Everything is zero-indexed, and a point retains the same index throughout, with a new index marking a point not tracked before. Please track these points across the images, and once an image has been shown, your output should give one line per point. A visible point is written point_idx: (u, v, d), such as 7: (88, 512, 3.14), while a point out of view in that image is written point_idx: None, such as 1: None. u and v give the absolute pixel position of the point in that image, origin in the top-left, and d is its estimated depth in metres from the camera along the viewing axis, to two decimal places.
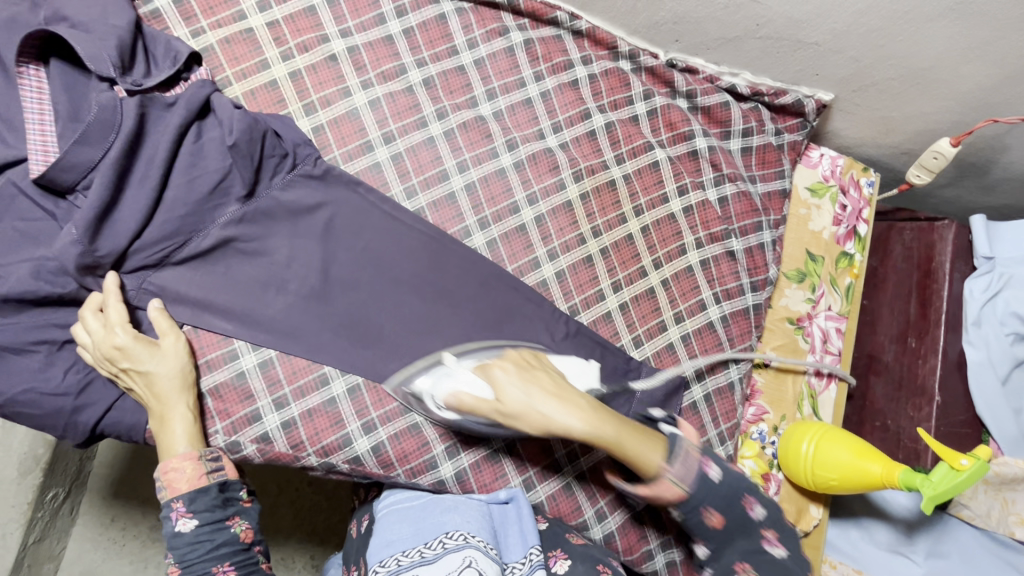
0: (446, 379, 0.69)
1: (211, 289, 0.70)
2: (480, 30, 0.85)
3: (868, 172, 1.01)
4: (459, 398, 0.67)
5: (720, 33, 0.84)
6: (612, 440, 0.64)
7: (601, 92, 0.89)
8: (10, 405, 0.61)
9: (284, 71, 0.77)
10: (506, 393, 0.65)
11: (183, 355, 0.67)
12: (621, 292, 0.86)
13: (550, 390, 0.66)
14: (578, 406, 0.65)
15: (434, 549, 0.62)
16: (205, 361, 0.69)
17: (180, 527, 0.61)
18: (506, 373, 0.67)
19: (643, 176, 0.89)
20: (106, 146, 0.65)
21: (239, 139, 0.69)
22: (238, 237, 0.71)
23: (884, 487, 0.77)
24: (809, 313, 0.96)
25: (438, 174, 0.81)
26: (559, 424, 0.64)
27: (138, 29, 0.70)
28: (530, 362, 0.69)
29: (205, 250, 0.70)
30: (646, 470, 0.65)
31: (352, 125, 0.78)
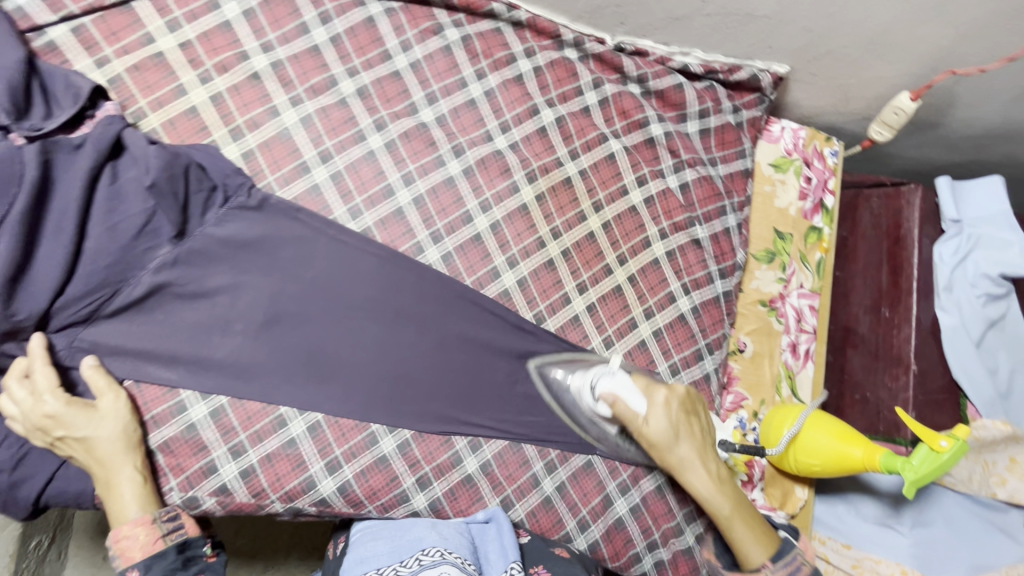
0: (608, 378, 0.75)
1: (149, 339, 0.66)
2: (412, 30, 0.79)
3: (831, 141, 0.98)
4: (617, 402, 0.74)
5: (665, 12, 0.80)
6: (727, 511, 0.73)
7: (548, 84, 0.85)
8: None
9: (203, 96, 0.71)
10: (653, 420, 0.73)
11: (125, 414, 0.63)
12: (587, 294, 0.83)
13: (696, 443, 0.75)
14: (712, 468, 0.74)
15: (409, 566, 0.62)
16: (151, 417, 0.65)
17: None
18: (671, 408, 0.74)
19: (600, 169, 0.85)
20: (9, 201, 0.60)
21: (157, 177, 0.64)
22: (172, 281, 0.67)
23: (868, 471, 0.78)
24: (781, 293, 0.94)
25: (382, 191, 0.76)
26: (689, 472, 0.74)
27: (32, 66, 0.64)
28: (696, 409, 0.77)
29: (137, 300, 0.66)
30: (746, 555, 0.73)
31: (284, 147, 0.73)
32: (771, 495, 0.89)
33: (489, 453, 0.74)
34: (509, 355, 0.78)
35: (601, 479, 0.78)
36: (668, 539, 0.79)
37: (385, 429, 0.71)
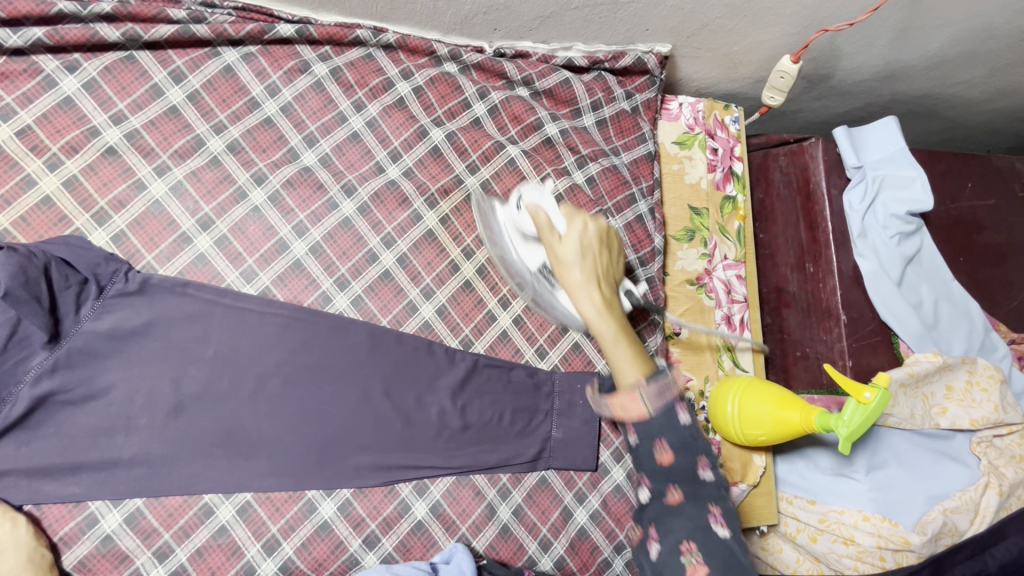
0: (536, 193, 0.70)
1: (41, 457, 0.61)
2: (276, 73, 0.75)
3: (730, 108, 0.98)
4: (537, 213, 0.67)
5: (534, 12, 0.78)
6: (608, 331, 0.62)
7: (432, 103, 0.82)
8: None
9: (55, 183, 0.66)
10: (564, 239, 0.65)
11: (25, 541, 0.57)
12: (511, 308, 0.81)
13: (604, 278, 0.64)
14: (604, 293, 0.63)
15: None
16: (60, 537, 0.60)
17: None
18: (586, 236, 0.65)
19: (502, 179, 0.83)
20: None
21: (10, 284, 0.57)
22: (56, 390, 0.61)
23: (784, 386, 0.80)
24: (707, 269, 0.94)
25: (275, 247, 0.72)
26: (578, 291, 0.63)
27: None
28: (612, 251, 0.67)
29: (19, 418, 0.60)
30: (620, 372, 0.60)
31: (158, 222, 0.69)
32: (731, 470, 0.89)
33: (437, 493, 0.72)
34: (441, 389, 0.75)
35: (557, 493, 0.77)
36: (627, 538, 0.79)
37: (323, 493, 0.68)
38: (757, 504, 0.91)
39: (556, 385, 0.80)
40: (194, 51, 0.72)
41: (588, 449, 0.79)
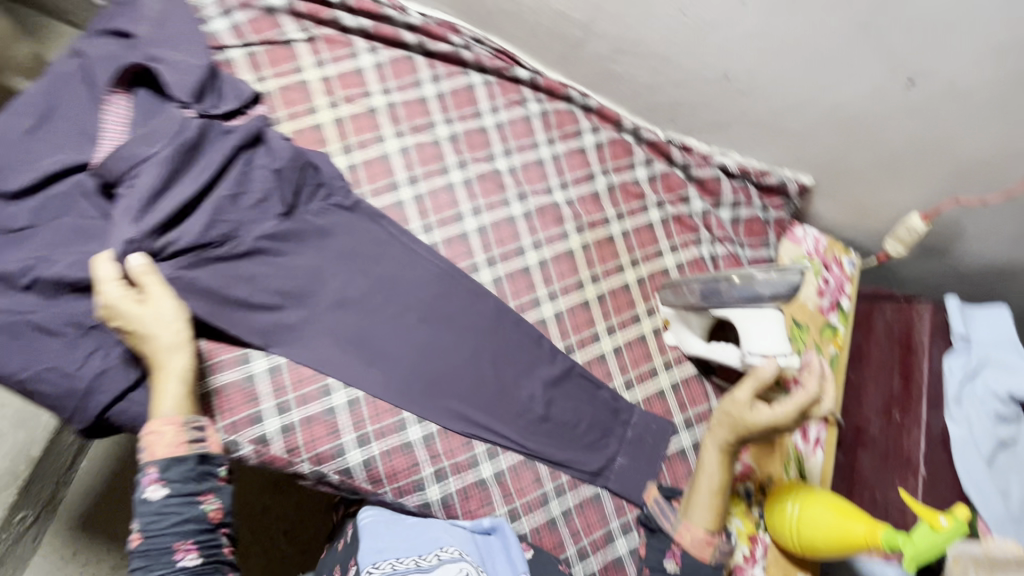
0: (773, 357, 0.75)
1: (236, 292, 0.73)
2: (502, 99, 0.97)
3: (848, 252, 1.09)
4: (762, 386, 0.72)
5: (711, 117, 0.95)
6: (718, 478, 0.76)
7: (605, 157, 1.00)
8: (31, 382, 0.65)
9: (330, 117, 0.89)
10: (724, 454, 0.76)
11: (182, 318, 0.66)
12: (615, 336, 0.91)
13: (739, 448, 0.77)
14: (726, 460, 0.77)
15: (430, 561, 0.66)
16: (219, 360, 0.73)
17: (150, 493, 0.62)
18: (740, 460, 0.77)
19: (640, 233, 0.97)
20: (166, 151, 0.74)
21: (285, 165, 0.79)
22: (267, 249, 0.78)
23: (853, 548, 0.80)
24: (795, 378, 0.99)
25: (453, 216, 0.89)
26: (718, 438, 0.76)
27: (213, 71, 0.82)
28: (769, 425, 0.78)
29: (235, 256, 0.76)
30: (696, 510, 0.76)
31: (382, 167, 0.89)
32: None
33: (505, 464, 0.78)
34: (537, 377, 0.85)
35: (606, 512, 0.80)
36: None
37: (414, 419, 0.77)
38: None
39: (633, 417, 0.85)
40: (454, 67, 0.96)
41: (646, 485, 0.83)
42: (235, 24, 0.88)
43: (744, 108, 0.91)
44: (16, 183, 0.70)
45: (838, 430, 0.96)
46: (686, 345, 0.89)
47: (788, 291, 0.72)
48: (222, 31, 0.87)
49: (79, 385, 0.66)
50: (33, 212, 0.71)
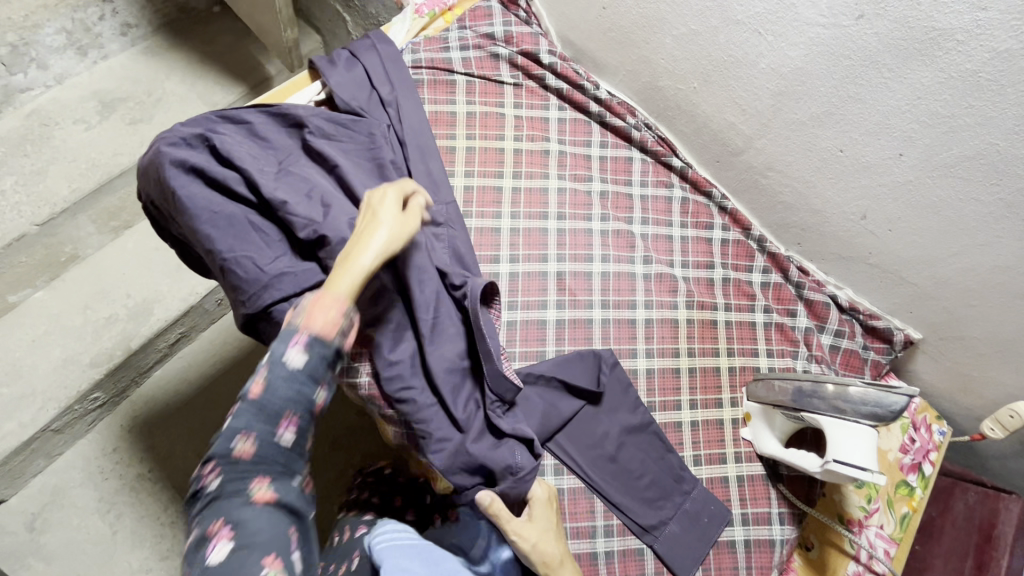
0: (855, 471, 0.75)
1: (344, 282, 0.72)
2: (652, 178, 1.10)
3: (940, 420, 1.08)
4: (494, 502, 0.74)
5: (837, 250, 1.03)
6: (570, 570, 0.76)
7: (727, 254, 1.08)
8: (229, 262, 0.77)
9: (512, 146, 1.05)
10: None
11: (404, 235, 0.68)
12: (695, 411, 0.94)
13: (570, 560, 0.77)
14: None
15: None
16: None
17: (285, 436, 0.59)
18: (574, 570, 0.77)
19: (741, 328, 1.03)
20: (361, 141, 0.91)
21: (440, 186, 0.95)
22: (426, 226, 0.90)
23: None
24: (861, 522, 0.94)
25: (585, 255, 1.00)
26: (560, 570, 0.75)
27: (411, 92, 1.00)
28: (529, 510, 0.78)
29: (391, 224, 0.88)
30: None
31: (539, 197, 1.02)
32: None
33: (567, 484, 0.85)
34: (614, 422, 0.89)
35: (644, 569, 0.82)
36: None
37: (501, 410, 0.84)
38: None
39: (696, 490, 0.87)
40: (621, 142, 1.11)
41: (691, 561, 0.83)
42: (466, 57, 1.08)
43: (873, 249, 0.98)
44: (265, 119, 0.89)
45: None
46: (760, 443, 0.91)
47: (887, 413, 0.75)
48: (455, 59, 1.07)
49: (262, 279, 0.78)
50: (281, 143, 0.88)
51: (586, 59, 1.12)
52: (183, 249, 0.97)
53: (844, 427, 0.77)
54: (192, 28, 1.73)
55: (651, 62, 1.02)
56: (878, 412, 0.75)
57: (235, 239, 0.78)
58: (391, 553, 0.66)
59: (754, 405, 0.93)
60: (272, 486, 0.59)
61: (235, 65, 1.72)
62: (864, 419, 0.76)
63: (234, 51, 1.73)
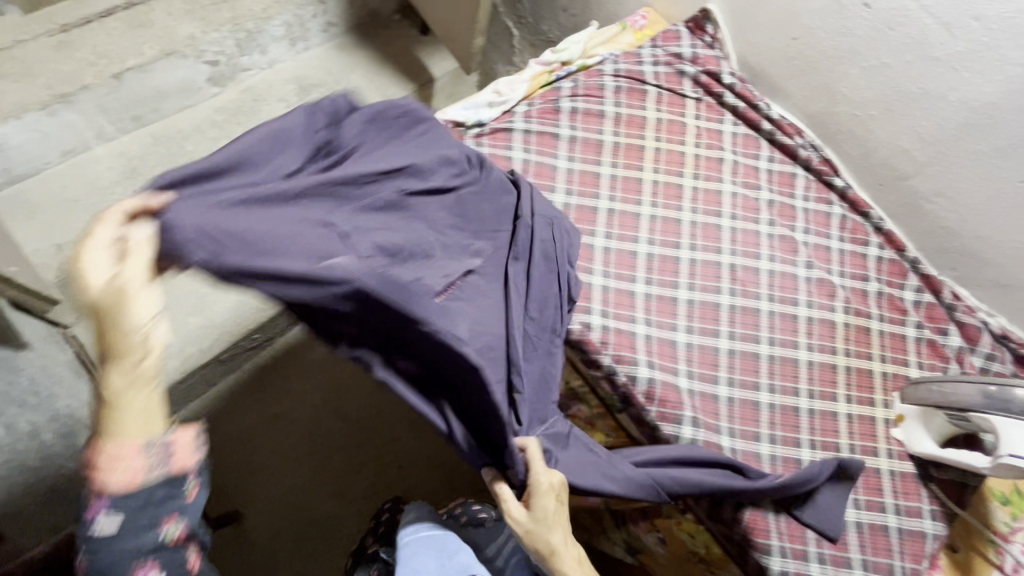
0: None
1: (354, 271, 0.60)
2: (814, 193, 1.19)
3: None
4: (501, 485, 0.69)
5: (996, 277, 1.10)
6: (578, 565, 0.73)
7: (882, 270, 1.16)
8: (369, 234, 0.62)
9: (691, 151, 1.18)
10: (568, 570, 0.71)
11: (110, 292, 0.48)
12: (850, 405, 1.02)
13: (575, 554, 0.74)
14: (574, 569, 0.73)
15: None
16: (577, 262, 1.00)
17: (97, 527, 0.51)
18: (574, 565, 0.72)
19: (893, 338, 1.10)
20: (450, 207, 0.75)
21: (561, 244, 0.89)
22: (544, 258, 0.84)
23: None
24: (1009, 536, 0.97)
25: (754, 253, 1.11)
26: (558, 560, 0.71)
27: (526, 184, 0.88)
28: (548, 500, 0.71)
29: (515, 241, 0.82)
30: None
31: (713, 198, 1.14)
32: None
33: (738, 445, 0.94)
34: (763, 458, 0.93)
35: (806, 535, 0.88)
36: None
37: (684, 372, 0.95)
38: None
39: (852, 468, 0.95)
40: (786, 158, 1.21)
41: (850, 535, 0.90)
42: (657, 71, 1.22)
43: None
44: (361, 145, 0.68)
45: None
46: (915, 443, 0.97)
47: None
48: (648, 72, 1.21)
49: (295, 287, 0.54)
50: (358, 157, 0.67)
51: (761, 83, 1.25)
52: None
53: (1018, 426, 0.86)
54: (377, 31, 1.99)
55: (831, 89, 1.14)
56: None
57: (200, 200, 0.53)
58: (412, 548, 0.75)
59: (907, 407, 1.00)
60: (184, 522, 0.54)
61: (408, 66, 1.95)
62: None
63: (408, 53, 1.97)
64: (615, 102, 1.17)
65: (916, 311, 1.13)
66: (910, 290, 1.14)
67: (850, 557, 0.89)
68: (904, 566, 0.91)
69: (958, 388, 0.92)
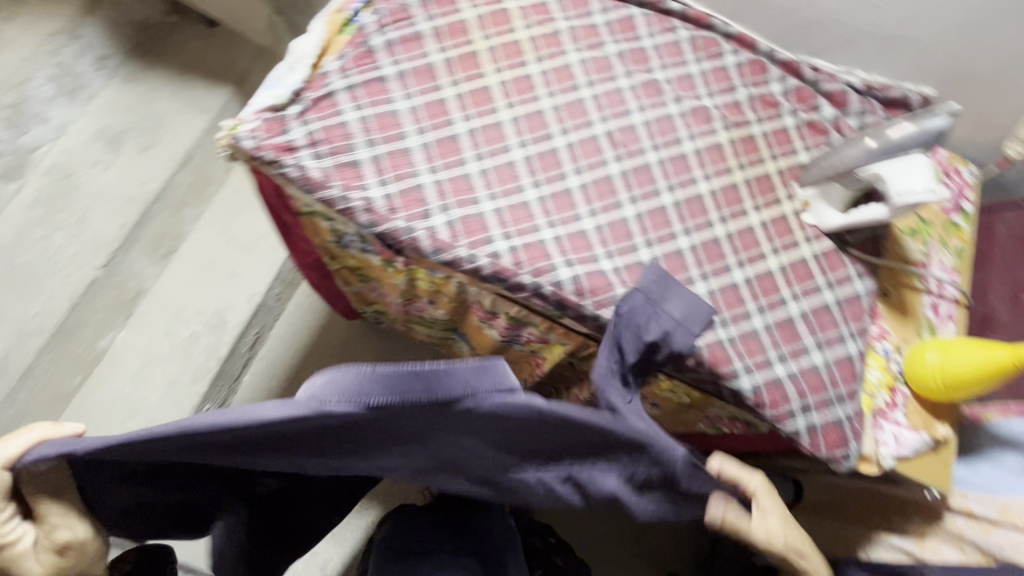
0: (921, 194, 0.90)
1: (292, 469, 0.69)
2: (657, 27, 1.16)
3: (967, 163, 1.18)
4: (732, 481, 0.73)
5: (840, 34, 1.14)
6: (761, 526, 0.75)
7: (744, 74, 1.16)
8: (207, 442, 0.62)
9: (525, 36, 1.10)
10: (787, 541, 0.74)
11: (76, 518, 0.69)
12: (760, 213, 1.05)
13: (786, 519, 0.75)
14: (799, 533, 0.76)
15: None
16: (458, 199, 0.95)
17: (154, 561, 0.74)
18: (788, 527, 0.74)
19: (777, 134, 1.12)
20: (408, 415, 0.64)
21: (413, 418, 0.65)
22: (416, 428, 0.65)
23: (1009, 376, 0.88)
24: (924, 263, 1.07)
25: (623, 111, 1.08)
26: (775, 537, 0.73)
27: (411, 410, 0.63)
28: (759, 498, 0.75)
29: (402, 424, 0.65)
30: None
31: (566, 74, 1.09)
32: (913, 420, 0.96)
33: None
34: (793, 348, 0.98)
35: (764, 345, 0.94)
36: (821, 408, 0.91)
37: (604, 254, 0.95)
38: (930, 467, 0.96)
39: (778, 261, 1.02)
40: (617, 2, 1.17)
41: (796, 330, 0.96)
42: None
43: (878, 18, 1.07)
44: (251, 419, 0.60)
45: (969, 307, 1.06)
46: (825, 220, 1.03)
47: (932, 135, 0.89)
48: None
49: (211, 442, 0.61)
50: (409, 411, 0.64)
51: None
52: (298, 236, 1.23)
53: (898, 163, 0.91)
54: (161, 45, 1.75)
55: None
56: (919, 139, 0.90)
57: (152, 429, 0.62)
58: None
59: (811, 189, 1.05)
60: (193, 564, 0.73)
61: (214, 68, 1.74)
62: (913, 150, 0.91)
63: (207, 54, 1.75)
64: (429, 18, 1.07)
65: (788, 99, 1.15)
66: (776, 81, 1.16)
67: (806, 344, 0.95)
68: (851, 329, 0.99)
69: (843, 153, 0.97)
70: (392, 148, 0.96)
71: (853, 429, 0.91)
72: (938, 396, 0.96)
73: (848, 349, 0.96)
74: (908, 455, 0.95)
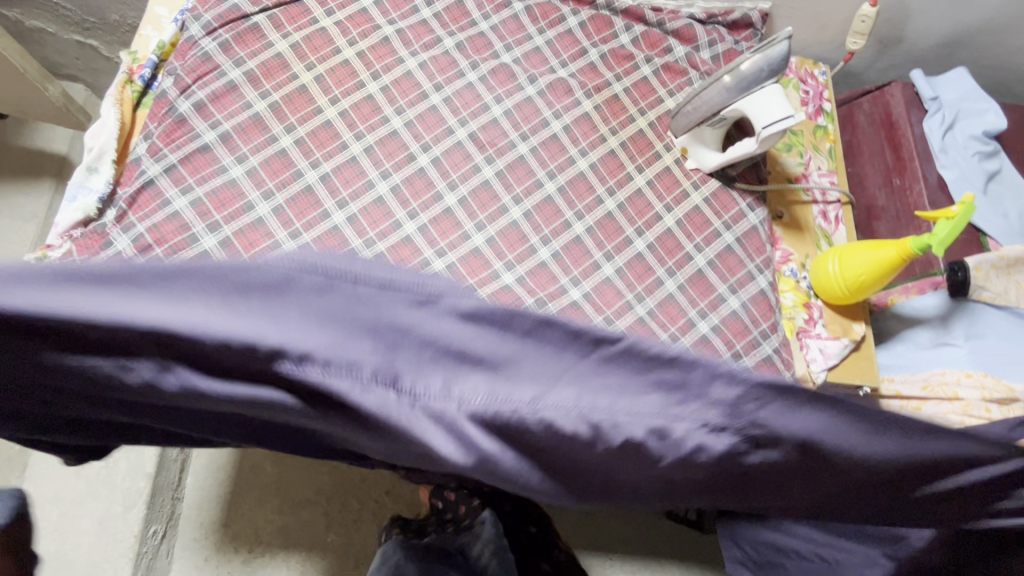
0: (784, 122, 0.90)
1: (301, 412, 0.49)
2: (490, 5, 1.08)
3: (818, 65, 1.21)
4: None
5: None
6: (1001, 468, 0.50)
7: (590, 33, 1.11)
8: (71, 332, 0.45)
9: (352, 52, 0.98)
10: None
11: None
12: (644, 173, 1.03)
13: None
14: None
15: None
16: None
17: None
18: None
19: (639, 87, 1.09)
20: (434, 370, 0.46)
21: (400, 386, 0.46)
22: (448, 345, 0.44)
23: (902, 266, 0.92)
24: (804, 174, 1.11)
25: (481, 106, 1.01)
26: None
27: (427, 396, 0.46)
28: None
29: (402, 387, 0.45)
30: None
31: (409, 81, 0.99)
32: (833, 329, 1.01)
33: (588, 286, 0.93)
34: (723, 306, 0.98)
35: (682, 307, 0.94)
36: (750, 352, 0.94)
37: (504, 267, 0.91)
38: (860, 367, 1.01)
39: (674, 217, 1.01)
40: None
41: (707, 281, 0.97)
42: None
43: None
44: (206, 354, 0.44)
45: (853, 204, 1.11)
46: (705, 164, 1.02)
47: (780, 61, 0.87)
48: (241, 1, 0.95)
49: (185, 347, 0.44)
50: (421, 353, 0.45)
51: None
52: None
53: (755, 98, 0.91)
54: None
55: None
56: (769, 68, 0.88)
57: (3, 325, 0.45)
58: None
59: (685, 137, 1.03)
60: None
61: (19, 165, 1.50)
62: (767, 81, 0.90)
63: (6, 150, 1.50)
64: (238, 63, 0.92)
65: (640, 49, 1.12)
66: (624, 33, 1.12)
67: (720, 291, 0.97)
68: (756, 264, 1.00)
69: (703, 97, 0.95)
70: (240, 225, 0.85)
71: (783, 361, 0.95)
72: (848, 302, 1.00)
73: (759, 283, 0.99)
74: (835, 364, 0.99)
